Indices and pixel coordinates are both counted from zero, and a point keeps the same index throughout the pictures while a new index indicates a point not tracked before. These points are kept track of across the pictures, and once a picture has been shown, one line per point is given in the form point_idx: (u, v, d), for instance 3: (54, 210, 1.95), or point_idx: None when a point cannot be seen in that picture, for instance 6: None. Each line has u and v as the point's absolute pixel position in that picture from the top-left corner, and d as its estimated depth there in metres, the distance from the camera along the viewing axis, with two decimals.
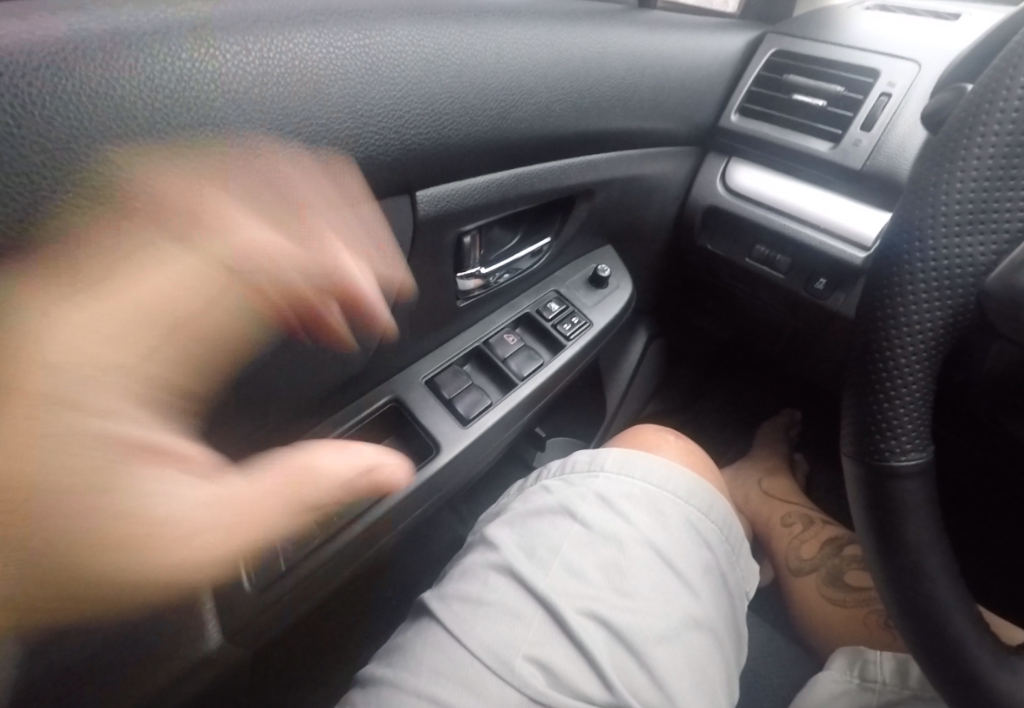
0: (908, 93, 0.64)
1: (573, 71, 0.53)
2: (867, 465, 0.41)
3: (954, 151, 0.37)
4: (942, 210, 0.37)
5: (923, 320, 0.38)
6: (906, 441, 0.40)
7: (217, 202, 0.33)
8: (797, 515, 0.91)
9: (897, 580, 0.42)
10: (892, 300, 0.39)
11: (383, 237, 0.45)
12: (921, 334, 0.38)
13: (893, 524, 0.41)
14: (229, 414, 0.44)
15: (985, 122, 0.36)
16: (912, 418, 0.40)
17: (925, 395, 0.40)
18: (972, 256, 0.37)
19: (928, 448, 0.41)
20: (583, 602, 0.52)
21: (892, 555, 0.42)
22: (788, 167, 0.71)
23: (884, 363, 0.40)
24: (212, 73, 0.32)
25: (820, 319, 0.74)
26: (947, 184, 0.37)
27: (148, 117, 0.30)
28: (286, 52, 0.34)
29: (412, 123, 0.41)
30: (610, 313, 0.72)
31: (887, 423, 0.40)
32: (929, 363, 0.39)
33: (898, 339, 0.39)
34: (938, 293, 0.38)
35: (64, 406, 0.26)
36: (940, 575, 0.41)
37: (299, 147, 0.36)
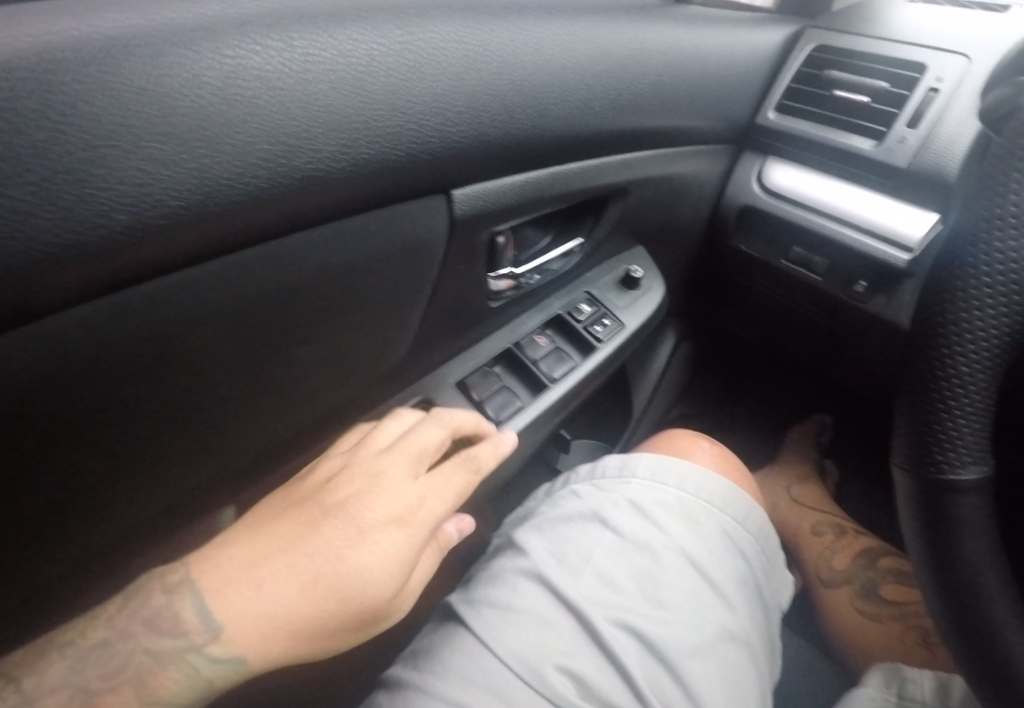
0: (958, 89, 0.61)
1: (612, 67, 0.51)
2: (922, 479, 0.40)
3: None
4: (1009, 211, 0.35)
5: (986, 326, 0.36)
6: (965, 454, 0.38)
7: (259, 201, 0.33)
8: (827, 523, 0.88)
9: (951, 598, 0.40)
10: (954, 306, 0.37)
11: (419, 237, 0.45)
12: (984, 341, 0.37)
13: (948, 540, 0.39)
14: (264, 414, 0.44)
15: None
16: (973, 431, 0.38)
17: (986, 407, 0.38)
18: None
19: (988, 463, 0.39)
20: (616, 613, 0.50)
21: (946, 573, 0.40)
22: (828, 166, 0.69)
23: (943, 372, 0.38)
24: (257, 69, 0.31)
25: (860, 322, 0.71)
26: (1016, 184, 0.35)
27: (193, 113, 0.29)
28: (330, 50, 0.34)
29: (452, 120, 0.41)
30: (642, 315, 0.70)
31: (945, 435, 0.38)
32: (992, 372, 0.37)
33: (958, 346, 0.37)
34: (1003, 298, 0.36)
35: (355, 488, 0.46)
36: (999, 596, 0.38)
37: (339, 144, 0.35)
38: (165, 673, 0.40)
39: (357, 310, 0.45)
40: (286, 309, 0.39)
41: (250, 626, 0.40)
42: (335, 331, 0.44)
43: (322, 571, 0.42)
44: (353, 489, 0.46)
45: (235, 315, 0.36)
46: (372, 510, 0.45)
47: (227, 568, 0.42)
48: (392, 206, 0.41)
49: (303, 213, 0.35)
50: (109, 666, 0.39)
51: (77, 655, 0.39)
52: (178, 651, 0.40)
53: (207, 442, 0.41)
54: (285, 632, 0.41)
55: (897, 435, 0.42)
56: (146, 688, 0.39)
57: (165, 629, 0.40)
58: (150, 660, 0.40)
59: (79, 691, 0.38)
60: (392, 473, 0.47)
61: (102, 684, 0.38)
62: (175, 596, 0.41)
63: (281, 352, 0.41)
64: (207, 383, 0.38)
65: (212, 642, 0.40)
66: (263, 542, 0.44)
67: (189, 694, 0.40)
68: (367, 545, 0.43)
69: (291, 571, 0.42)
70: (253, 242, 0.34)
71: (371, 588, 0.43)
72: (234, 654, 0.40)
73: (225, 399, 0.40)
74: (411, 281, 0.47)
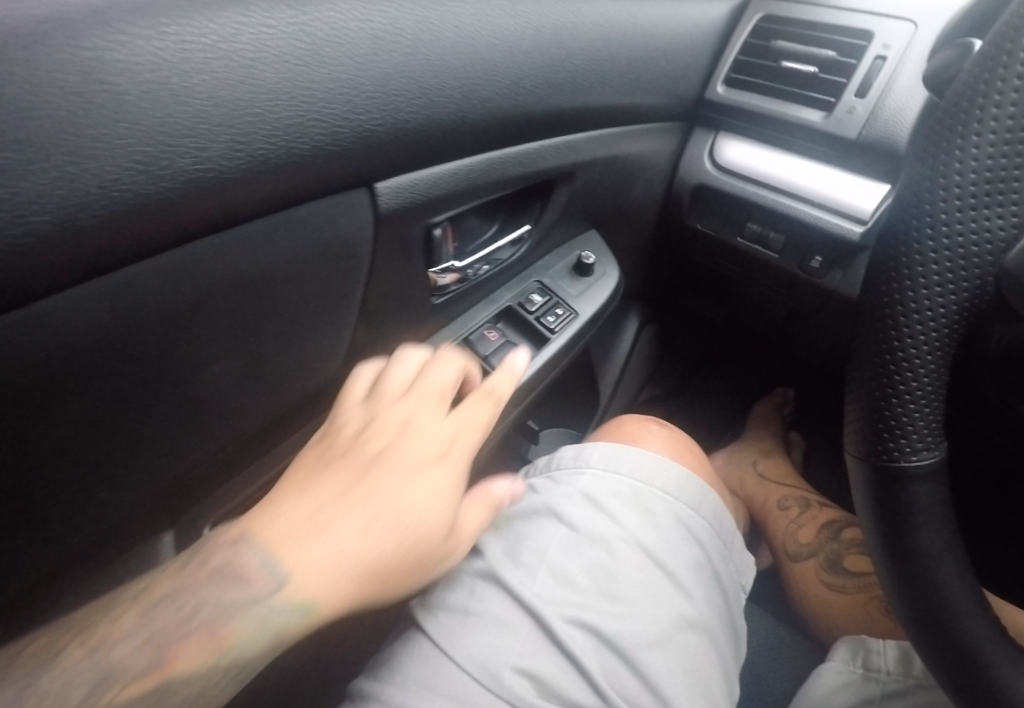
0: (904, 55, 0.60)
1: (542, 44, 0.49)
2: (875, 466, 0.39)
3: (967, 113, 0.33)
4: (953, 181, 0.33)
5: (934, 304, 0.35)
6: (917, 439, 0.37)
7: (146, 209, 0.30)
8: (793, 497, 0.88)
9: (907, 585, 0.39)
10: (902, 283, 0.35)
11: (340, 237, 0.42)
12: (931, 319, 0.35)
13: (900, 527, 0.38)
14: (190, 433, 0.41)
15: (1003, 77, 0.32)
16: (924, 415, 0.37)
17: (937, 388, 0.37)
18: (989, 232, 0.33)
19: (940, 446, 0.38)
20: (571, 610, 0.50)
21: (900, 561, 0.39)
22: (779, 140, 0.67)
23: (892, 353, 0.36)
24: (125, 63, 0.28)
25: (816, 299, 0.71)
26: (960, 151, 0.33)
27: (52, 117, 0.26)
28: (205, 35, 0.30)
29: (361, 109, 0.38)
30: (596, 302, 0.68)
31: (895, 420, 0.37)
32: (940, 351, 0.36)
33: (905, 326, 0.36)
34: (951, 274, 0.34)
35: (393, 429, 0.44)
36: (954, 582, 0.38)
37: (231, 141, 0.32)
38: (232, 623, 0.35)
39: (280, 314, 0.42)
40: (196, 320, 0.37)
41: (322, 570, 0.37)
42: (257, 341, 0.42)
43: (380, 511, 0.40)
44: (388, 437, 0.44)
45: (130, 335, 0.34)
46: (413, 451, 0.43)
47: (284, 520, 0.39)
48: (305, 206, 0.39)
49: (199, 220, 0.33)
50: (177, 618, 0.35)
51: (147, 606, 0.36)
52: (243, 602, 0.35)
53: (113, 472, 0.38)
54: (355, 575, 0.37)
55: (849, 419, 0.40)
56: (214, 639, 0.34)
57: (229, 580, 0.36)
58: (217, 610, 0.35)
59: (150, 641, 0.34)
60: (425, 416, 0.46)
61: (173, 632, 0.34)
62: (236, 551, 0.37)
63: (197, 367, 0.39)
64: (116, 406, 0.36)
65: (281, 591, 0.36)
66: (313, 492, 0.41)
67: (259, 648, 0.35)
68: (421, 480, 0.42)
69: (352, 512, 0.39)
70: (146, 253, 0.32)
71: (427, 522, 0.41)
72: (306, 602, 0.36)
73: (139, 421, 0.38)
74: (338, 282, 0.45)
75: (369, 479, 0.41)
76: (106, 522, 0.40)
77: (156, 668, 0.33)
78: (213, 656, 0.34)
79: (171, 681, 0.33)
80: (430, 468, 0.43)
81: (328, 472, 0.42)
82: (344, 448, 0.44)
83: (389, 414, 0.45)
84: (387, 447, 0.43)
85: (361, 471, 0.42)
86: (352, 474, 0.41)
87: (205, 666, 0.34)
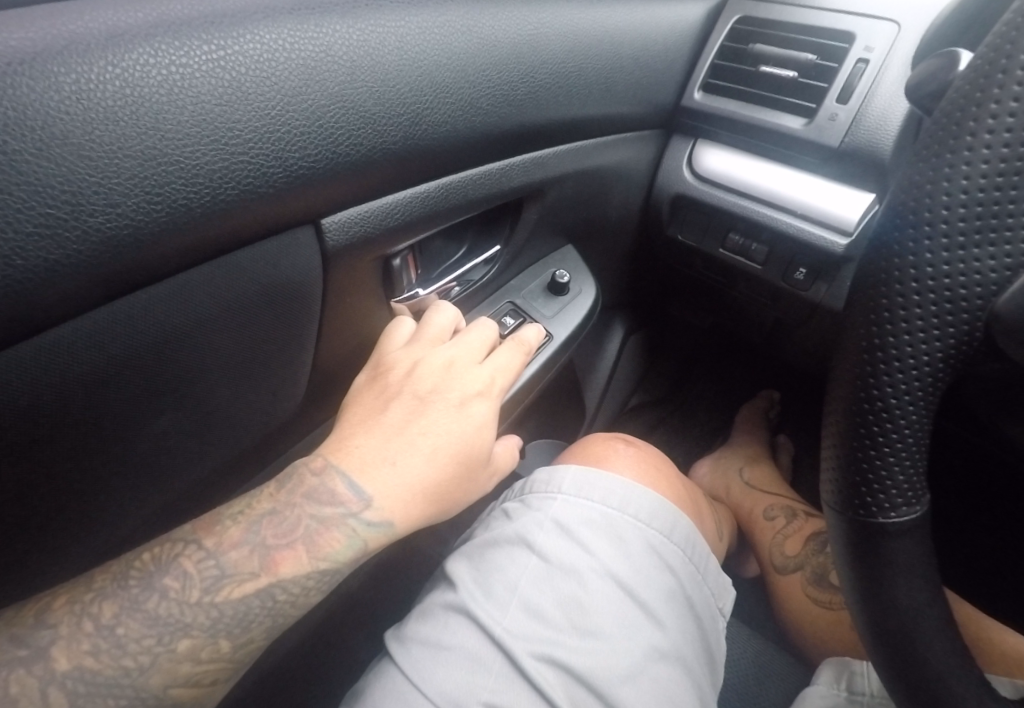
0: (888, 58, 0.57)
1: (496, 60, 0.47)
2: (853, 521, 0.36)
3: (955, 138, 0.30)
4: (941, 216, 0.30)
5: (915, 350, 0.32)
6: (897, 495, 0.35)
7: (56, 273, 0.29)
8: (779, 507, 0.85)
9: (887, 644, 0.37)
10: (881, 326, 0.32)
11: (286, 279, 0.40)
12: (913, 365, 0.32)
13: (881, 585, 0.36)
14: (139, 480, 0.41)
15: (996, 98, 0.28)
16: (905, 470, 0.34)
17: (920, 441, 0.34)
18: (980, 272, 0.29)
19: (922, 500, 0.35)
20: (541, 645, 0.47)
21: (880, 619, 0.37)
22: (759, 149, 0.65)
23: (871, 401, 0.33)
24: (11, 116, 0.27)
25: (801, 308, 0.69)
26: (948, 181, 0.30)
27: None
28: (108, 79, 0.30)
29: (292, 145, 0.36)
30: (571, 322, 0.66)
31: (875, 473, 0.34)
32: (924, 399, 0.33)
33: (885, 372, 0.32)
34: (936, 319, 0.31)
35: (444, 369, 0.50)
36: (935, 638, 0.36)
37: (142, 191, 0.31)
38: (330, 533, 0.42)
39: (226, 358, 0.41)
40: (130, 377, 0.36)
41: (396, 493, 0.43)
42: (203, 392, 0.41)
43: (438, 443, 0.46)
44: (437, 381, 0.49)
45: (62, 395, 0.33)
46: (457, 388, 0.49)
47: (360, 452, 0.45)
48: (242, 251, 0.37)
49: (118, 278, 0.31)
50: (282, 529, 0.42)
51: (250, 521, 0.42)
52: (338, 516, 0.43)
53: (63, 524, 0.38)
54: (421, 497, 0.44)
55: (827, 465, 0.37)
56: (314, 547, 0.42)
57: (321, 500, 0.43)
58: (315, 524, 0.42)
59: (259, 549, 0.41)
60: (463, 360, 0.51)
61: (278, 542, 0.41)
62: (325, 475, 0.44)
63: (141, 422, 0.38)
64: (51, 470, 0.35)
65: (366, 509, 0.43)
66: (378, 427, 0.46)
67: (349, 554, 0.43)
68: (466, 415, 0.48)
69: (413, 446, 0.45)
70: (67, 315, 0.30)
71: (478, 446, 0.48)
72: (387, 519, 0.43)
73: (79, 479, 0.37)
74: (290, 321, 0.43)
75: (425, 414, 0.47)
76: (54, 561, 0.40)
77: (263, 572, 0.40)
78: (312, 561, 0.42)
79: (278, 582, 0.40)
80: (475, 407, 0.49)
81: (388, 407, 0.47)
82: (397, 387, 0.48)
83: (433, 359, 0.50)
84: (440, 388, 0.48)
85: (417, 409, 0.47)
86: (410, 412, 0.47)
87: (307, 568, 0.41)
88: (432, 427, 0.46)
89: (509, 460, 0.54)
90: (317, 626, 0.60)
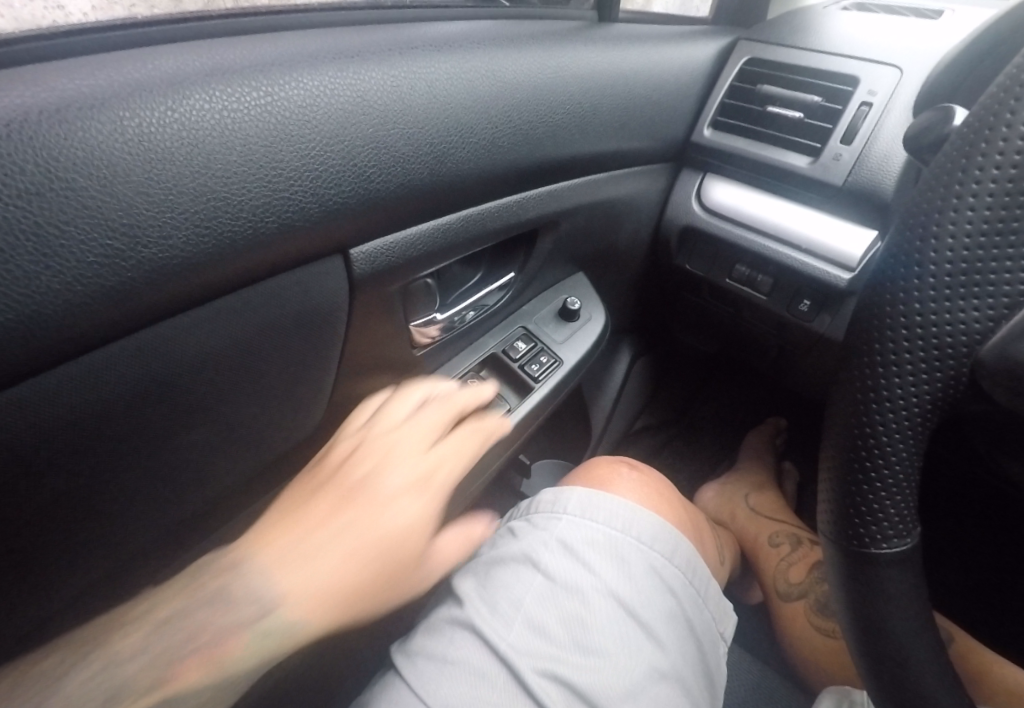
0: (890, 102, 0.59)
1: (517, 101, 0.50)
2: (846, 549, 0.38)
3: (944, 198, 0.32)
4: (929, 270, 0.32)
5: (904, 390, 0.33)
6: (889, 528, 0.36)
7: (109, 299, 0.31)
8: (784, 533, 0.86)
9: (881, 671, 0.38)
10: (874, 368, 0.34)
11: (316, 304, 0.43)
12: (903, 405, 0.34)
13: (872, 612, 0.38)
14: (168, 498, 0.42)
15: (981, 165, 0.30)
16: (898, 504, 0.36)
17: (912, 477, 0.35)
18: (966, 323, 0.31)
19: (913, 534, 0.37)
20: (545, 662, 0.49)
21: (874, 646, 0.38)
22: (766, 184, 0.67)
23: (864, 437, 0.35)
24: (80, 157, 0.29)
25: (805, 339, 0.70)
26: (935, 240, 0.32)
27: (35, 228, 0.28)
28: (167, 124, 0.32)
29: (330, 182, 0.39)
30: (580, 349, 0.68)
31: (868, 507, 0.36)
32: (915, 438, 0.34)
33: (877, 410, 0.34)
34: (924, 364, 0.33)
35: (383, 453, 0.46)
36: (927, 666, 0.37)
37: (192, 225, 0.33)
38: (233, 638, 0.35)
39: (254, 379, 0.43)
40: (167, 398, 0.38)
41: (308, 592, 0.38)
42: (232, 410, 0.43)
43: (363, 536, 0.41)
44: (372, 466, 0.45)
45: (103, 414, 0.34)
46: (397, 480, 0.44)
47: (281, 544, 0.40)
48: (278, 278, 0.40)
49: (163, 304, 0.34)
50: (182, 634, 0.35)
51: (155, 624, 0.36)
52: (242, 620, 0.36)
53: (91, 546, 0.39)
54: (337, 597, 0.38)
55: (824, 495, 0.39)
56: (216, 653, 0.35)
57: (231, 600, 0.37)
58: (219, 627, 0.36)
59: (159, 654, 0.34)
60: (412, 443, 0.46)
61: (185, 643, 0.35)
62: (240, 573, 0.38)
63: (173, 438, 0.40)
64: (91, 485, 0.36)
65: (275, 611, 0.37)
66: (304, 520, 0.42)
67: (251, 667, 0.35)
68: (396, 504, 0.43)
69: (336, 538, 0.40)
70: (114, 337, 0.33)
71: (406, 540, 0.42)
72: (298, 620, 0.37)
73: (115, 496, 0.38)
74: (315, 344, 0.46)
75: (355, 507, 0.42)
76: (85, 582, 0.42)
77: (160, 683, 0.34)
78: (213, 671, 0.34)
79: (176, 693, 0.34)
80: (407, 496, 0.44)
81: (319, 499, 0.43)
82: (332, 477, 0.45)
83: (371, 445, 0.46)
84: (373, 476, 0.44)
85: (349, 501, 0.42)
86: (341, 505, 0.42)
87: (207, 679, 0.34)
88: (360, 521, 0.41)
89: (450, 561, 0.43)
90: None
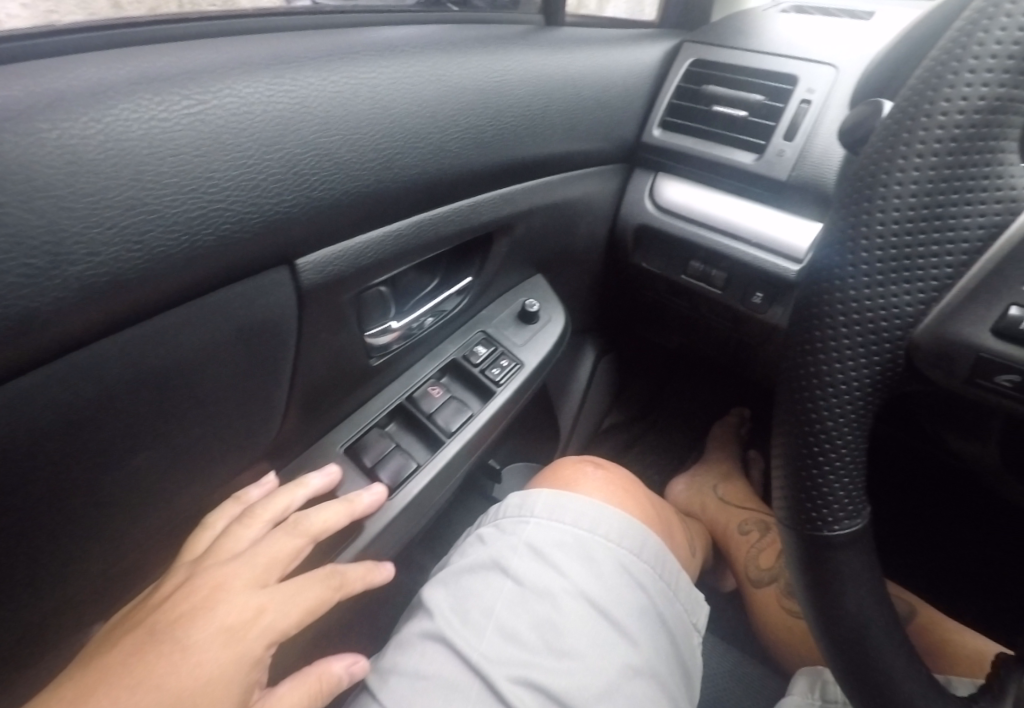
0: (828, 99, 0.61)
1: (464, 104, 0.50)
2: (802, 535, 0.39)
3: (870, 188, 0.32)
4: (862, 258, 0.32)
5: (846, 375, 0.34)
6: (840, 511, 0.37)
7: (35, 320, 0.30)
8: (753, 521, 0.87)
9: (845, 652, 0.39)
10: (816, 356, 0.35)
11: (263, 317, 0.42)
12: (846, 390, 0.35)
13: (830, 594, 0.39)
14: (111, 525, 0.41)
15: (904, 155, 0.31)
16: (847, 487, 0.37)
17: (858, 460, 0.36)
18: (898, 307, 0.32)
19: (864, 514, 0.38)
20: (517, 669, 0.48)
21: (833, 628, 0.39)
22: (715, 182, 0.68)
23: (811, 424, 0.36)
24: None
25: (761, 331, 0.72)
26: (866, 228, 0.32)
27: None
28: (91, 134, 0.31)
29: (270, 191, 0.38)
30: (542, 351, 0.68)
31: (819, 492, 0.37)
32: (859, 422, 0.35)
33: (822, 397, 0.35)
34: (862, 349, 0.34)
35: (210, 592, 0.43)
36: (886, 643, 0.38)
37: (124, 239, 0.32)
38: None
39: (201, 398, 0.41)
40: (107, 422, 0.36)
41: None
42: (179, 431, 0.41)
43: (164, 693, 0.37)
44: (191, 606, 0.42)
45: (37, 444, 0.33)
46: (218, 618, 0.42)
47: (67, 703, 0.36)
48: (221, 292, 0.39)
49: (95, 324, 0.32)
50: None
51: None
52: None
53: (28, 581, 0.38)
54: None
55: (778, 484, 0.40)
56: None
57: None
58: None
59: None
60: (246, 577, 0.44)
61: None
62: None
63: (116, 462, 0.38)
64: (25, 516, 0.35)
65: None
66: (108, 667, 0.38)
67: None
68: (207, 655, 0.40)
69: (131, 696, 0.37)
70: (44, 361, 0.31)
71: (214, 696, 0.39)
72: None
73: (51, 526, 0.37)
74: (266, 358, 0.44)
75: (162, 657, 0.39)
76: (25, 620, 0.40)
77: None
78: None
79: None
80: (223, 645, 0.41)
81: (125, 647, 0.40)
82: (150, 619, 0.41)
83: (199, 583, 0.43)
84: (189, 620, 0.41)
85: (158, 649, 0.39)
86: (148, 653, 0.39)
87: None
88: (165, 676, 0.38)
89: None
90: (296, 659, 0.60)
